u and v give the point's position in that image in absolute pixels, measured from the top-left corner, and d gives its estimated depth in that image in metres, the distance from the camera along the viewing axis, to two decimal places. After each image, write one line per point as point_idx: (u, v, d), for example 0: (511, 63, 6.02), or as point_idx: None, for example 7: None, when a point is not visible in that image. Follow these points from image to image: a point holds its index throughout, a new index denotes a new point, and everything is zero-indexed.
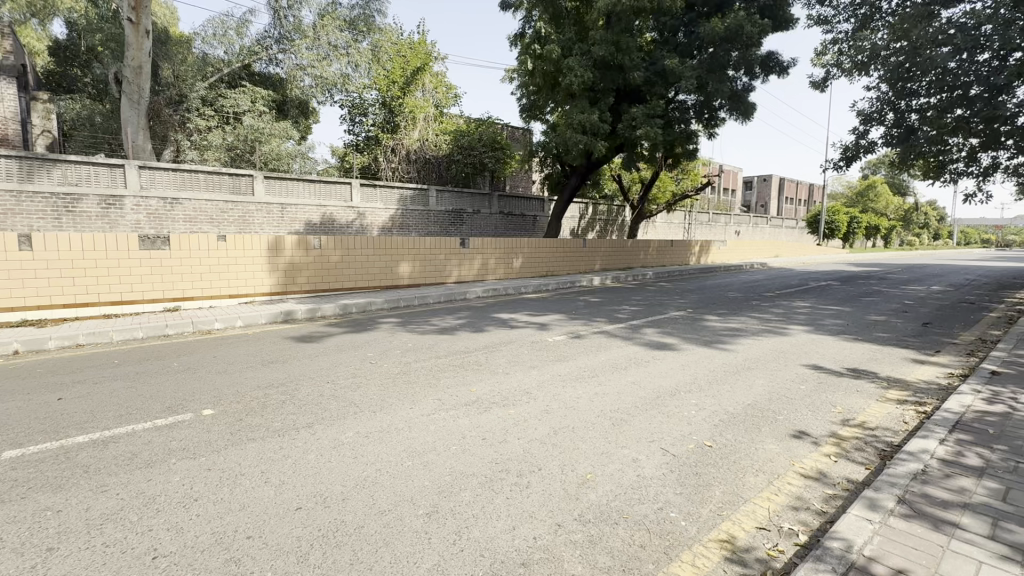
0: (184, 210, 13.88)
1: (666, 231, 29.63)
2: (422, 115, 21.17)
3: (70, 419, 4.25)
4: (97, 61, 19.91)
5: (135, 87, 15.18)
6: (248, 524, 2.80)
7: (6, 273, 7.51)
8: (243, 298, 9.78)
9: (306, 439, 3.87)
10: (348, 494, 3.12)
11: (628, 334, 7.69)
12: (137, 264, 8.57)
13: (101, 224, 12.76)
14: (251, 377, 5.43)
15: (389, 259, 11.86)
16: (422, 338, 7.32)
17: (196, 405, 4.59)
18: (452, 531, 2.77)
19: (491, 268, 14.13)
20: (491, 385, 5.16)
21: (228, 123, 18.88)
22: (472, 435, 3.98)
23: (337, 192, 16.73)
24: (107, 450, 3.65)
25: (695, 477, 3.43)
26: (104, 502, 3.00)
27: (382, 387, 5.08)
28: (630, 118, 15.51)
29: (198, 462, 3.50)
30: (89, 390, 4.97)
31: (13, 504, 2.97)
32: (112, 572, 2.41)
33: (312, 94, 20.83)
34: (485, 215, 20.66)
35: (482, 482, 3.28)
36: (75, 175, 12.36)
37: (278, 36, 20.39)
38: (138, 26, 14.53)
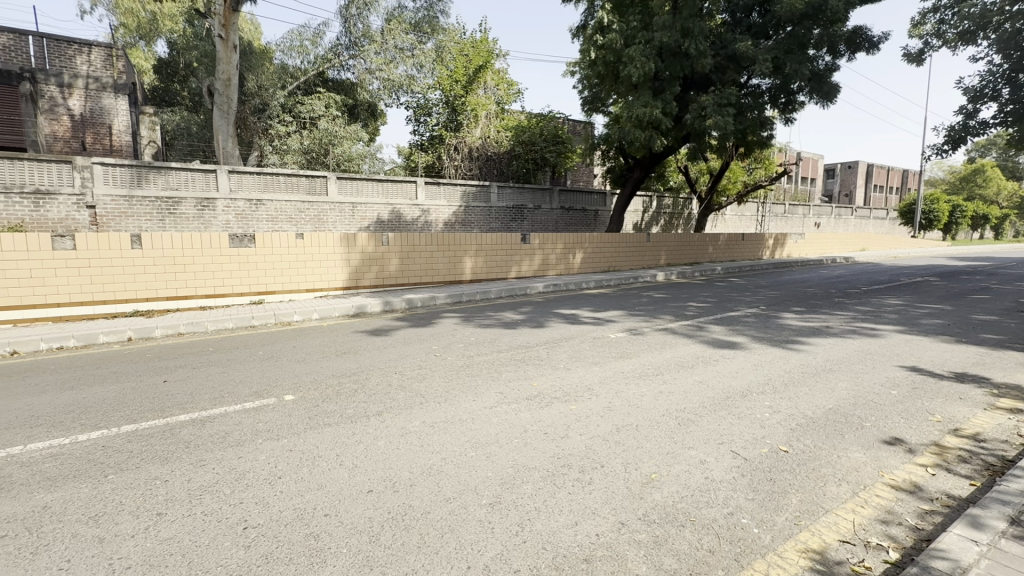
0: (267, 211, 15.00)
1: (735, 224, 28.21)
2: (484, 112, 21.51)
3: (174, 399, 4.74)
4: (193, 76, 21.97)
5: (224, 98, 16.50)
6: (325, 504, 2.99)
7: (120, 268, 8.45)
8: (319, 292, 10.44)
9: (377, 426, 4.07)
10: (415, 480, 3.25)
11: (695, 332, 7.40)
12: (228, 260, 9.37)
13: (197, 225, 14.06)
14: (325, 366, 5.80)
15: (452, 254, 12.15)
16: (484, 333, 7.44)
17: (279, 390, 4.97)
18: (515, 522, 2.81)
19: (552, 264, 14.07)
20: (553, 380, 5.17)
21: (304, 128, 20.14)
22: (535, 428, 4.01)
23: (403, 191, 17.36)
24: (205, 429, 4.04)
25: (769, 484, 3.24)
26: (202, 475, 3.32)
27: (447, 378, 5.26)
28: (699, 107, 14.82)
29: (282, 443, 3.79)
30: (188, 374, 5.53)
31: (129, 472, 3.37)
32: (210, 539, 2.66)
33: (380, 96, 21.77)
34: (546, 210, 20.61)
35: (544, 476, 3.30)
36: (177, 180, 13.72)
37: (348, 43, 21.38)
38: (227, 42, 15.99)
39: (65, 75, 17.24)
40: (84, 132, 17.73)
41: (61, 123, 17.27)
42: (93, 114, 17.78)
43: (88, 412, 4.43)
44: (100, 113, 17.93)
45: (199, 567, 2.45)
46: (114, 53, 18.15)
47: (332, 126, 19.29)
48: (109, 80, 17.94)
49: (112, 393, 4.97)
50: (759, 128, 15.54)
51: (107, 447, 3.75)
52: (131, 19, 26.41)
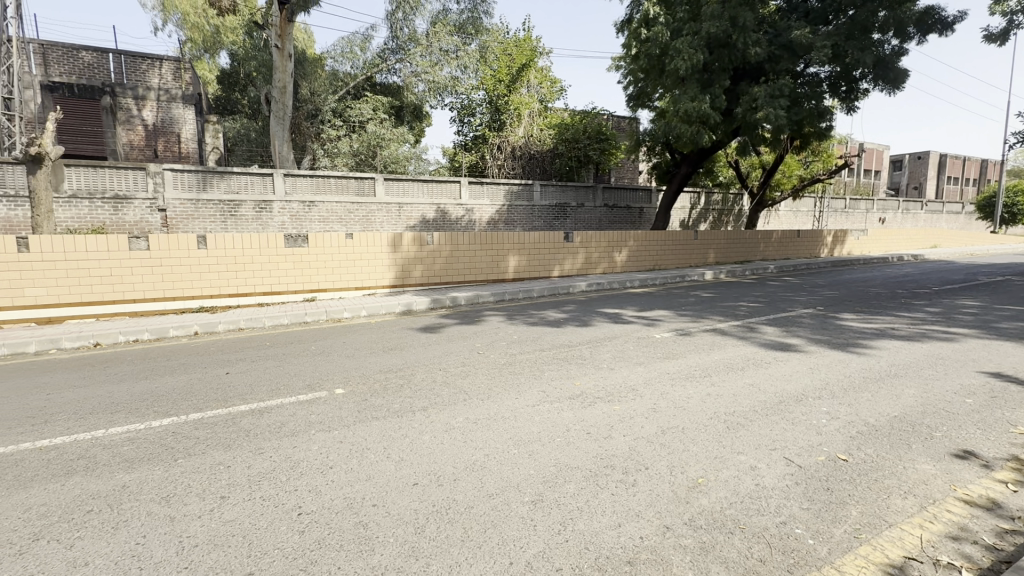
0: (319, 212, 15.65)
1: (790, 220, 26.90)
2: (528, 111, 21.50)
3: (235, 390, 5.05)
4: (252, 85, 23.18)
5: (280, 105, 17.30)
6: (373, 494, 3.10)
7: (187, 267, 9.07)
8: (367, 289, 10.78)
9: (422, 421, 4.17)
10: (459, 475, 3.31)
11: (746, 333, 7.12)
12: (283, 260, 9.85)
13: (256, 226, 14.86)
14: (374, 361, 6.00)
15: (495, 253, 12.25)
16: (526, 331, 7.46)
17: (330, 384, 5.19)
18: (557, 521, 2.81)
19: (595, 262, 13.91)
20: (596, 379, 5.13)
21: (354, 131, 20.86)
22: (577, 428, 3.99)
23: (448, 191, 17.66)
24: (264, 419, 4.28)
25: (826, 493, 3.08)
26: (260, 462, 3.52)
27: (490, 375, 5.32)
28: (751, 99, 14.24)
29: (333, 434, 3.95)
30: (248, 367, 5.87)
31: (197, 457, 3.62)
32: (268, 523, 2.82)
33: (425, 98, 22.25)
34: (589, 208, 20.38)
35: (586, 475, 3.28)
36: (238, 184, 14.53)
37: (395, 47, 21.88)
38: (283, 52, 16.75)
39: (139, 89, 18.63)
40: (156, 140, 19.06)
41: (136, 133, 18.70)
42: (165, 123, 19.12)
43: (160, 401, 4.79)
44: (170, 122, 19.21)
45: (258, 548, 2.61)
46: (182, 67, 19.41)
47: (380, 129, 19.90)
48: (178, 92, 19.23)
49: (181, 383, 5.35)
50: (817, 119, 14.74)
51: (177, 433, 4.04)
52: (198, 33, 28.22)
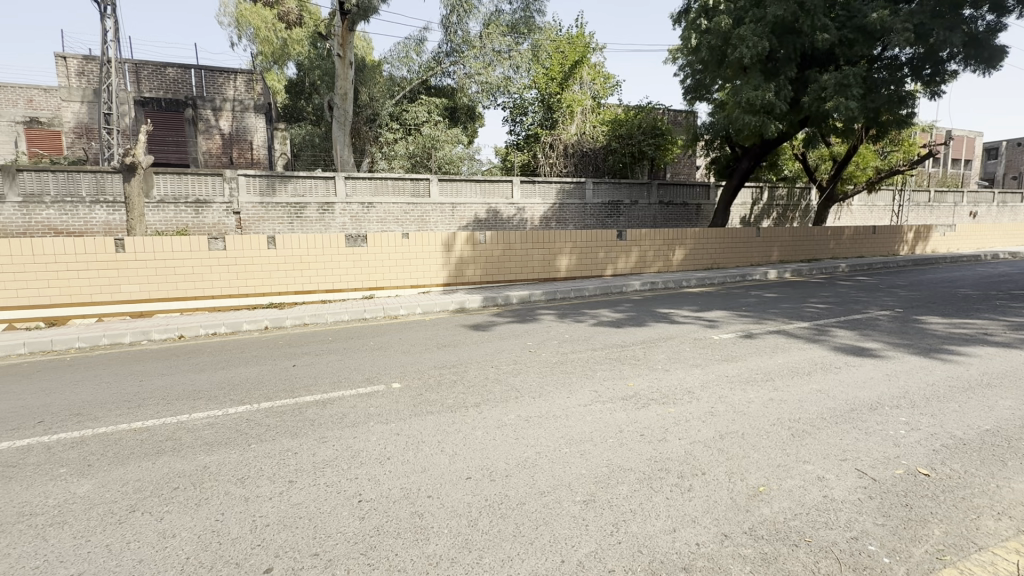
0: (377, 213, 16.27)
1: (864, 215, 25.04)
2: (580, 109, 21.32)
3: (301, 382, 5.37)
4: (316, 93, 24.40)
5: (342, 111, 18.11)
6: (428, 486, 3.20)
7: (258, 265, 9.70)
8: (422, 287, 11.08)
9: (475, 417, 4.25)
10: (511, 471, 3.35)
11: (814, 336, 6.71)
12: (344, 259, 10.32)
13: (320, 227, 15.65)
14: (428, 358, 6.18)
15: (547, 251, 12.24)
16: (578, 330, 7.41)
17: (387, 378, 5.41)
18: (610, 522, 2.79)
19: (650, 260, 13.58)
20: (650, 381, 5.02)
21: (410, 134, 21.54)
22: (630, 429, 3.92)
23: (500, 190, 17.83)
24: (328, 409, 4.53)
25: (904, 510, 2.86)
26: (324, 451, 3.72)
27: (541, 374, 5.33)
28: (819, 88, 13.40)
29: (390, 427, 4.11)
30: (312, 360, 6.21)
31: (268, 442, 3.89)
32: (331, 507, 2.98)
33: (478, 99, 22.59)
34: (643, 205, 19.93)
35: (640, 478, 3.22)
36: (303, 187, 15.37)
37: (449, 50, 22.26)
38: (344, 60, 17.55)
39: (217, 100, 20.12)
40: (231, 148, 20.48)
41: (214, 141, 20.18)
42: (238, 132, 20.50)
43: (235, 390, 5.18)
44: (244, 131, 20.52)
45: (322, 531, 2.76)
46: (254, 78, 20.74)
47: (434, 132, 20.43)
48: (250, 102, 20.54)
49: (254, 373, 5.75)
50: (896, 105, 13.63)
51: (250, 419, 4.36)
52: (268, 46, 30.08)
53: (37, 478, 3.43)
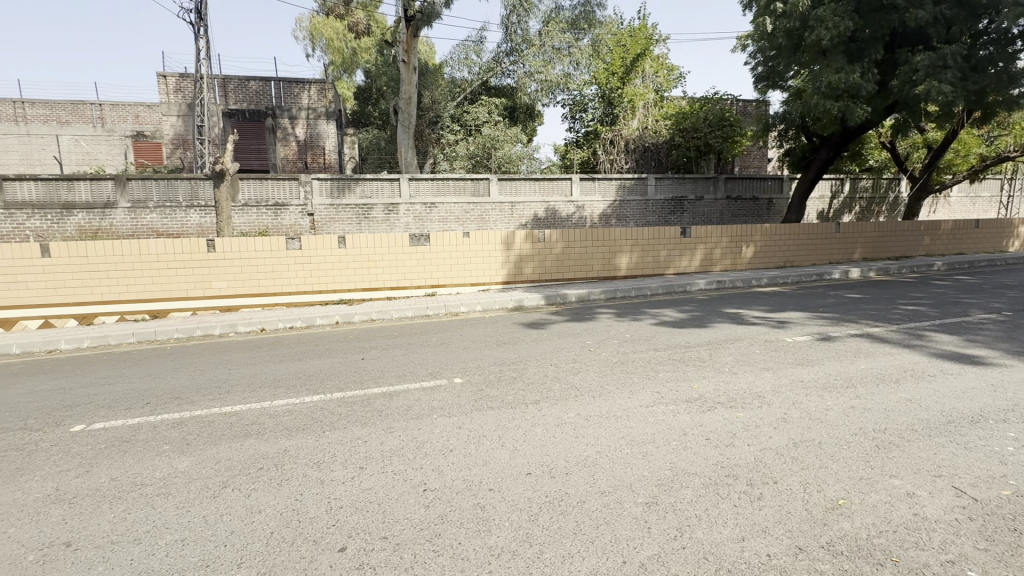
0: (439, 213, 16.73)
1: (965, 208, 22.57)
2: (642, 102, 20.75)
3: (370, 374, 5.65)
4: (382, 99, 25.44)
5: (406, 115, 18.76)
6: (490, 479, 3.27)
7: (330, 264, 10.28)
8: (482, 285, 11.30)
9: (535, 413, 4.29)
10: (571, 469, 3.35)
11: (903, 341, 6.16)
12: (409, 257, 10.72)
13: (385, 227, 16.33)
14: (488, 354, 6.29)
15: (607, 250, 12.05)
16: (639, 330, 7.24)
17: (450, 372, 5.58)
18: (673, 526, 2.72)
19: (717, 258, 13.00)
20: (717, 384, 4.83)
21: (470, 135, 21.97)
22: (695, 433, 3.79)
23: (560, 188, 17.75)
24: (394, 401, 4.75)
25: (1012, 535, 2.57)
26: (391, 440, 3.90)
27: (601, 373, 5.26)
28: (911, 70, 12.23)
29: (453, 420, 4.24)
30: (379, 355, 6.52)
31: (340, 430, 4.13)
32: (398, 494, 3.13)
33: (537, 98, 22.62)
34: (709, 201, 19.13)
35: (705, 483, 3.12)
36: (370, 189, 16.10)
37: (509, 50, 22.41)
38: (409, 65, 18.16)
39: (293, 109, 21.54)
40: (306, 154, 21.84)
41: (290, 148, 21.61)
42: (312, 138, 21.84)
43: (310, 380, 5.53)
44: (317, 137, 21.87)
45: (391, 516, 2.91)
46: (325, 87, 21.99)
47: (494, 132, 20.73)
48: (322, 109, 21.82)
49: (328, 365, 6.13)
50: (1005, 85, 12.18)
51: (325, 408, 4.65)
52: (338, 56, 31.65)
53: (146, 453, 3.86)
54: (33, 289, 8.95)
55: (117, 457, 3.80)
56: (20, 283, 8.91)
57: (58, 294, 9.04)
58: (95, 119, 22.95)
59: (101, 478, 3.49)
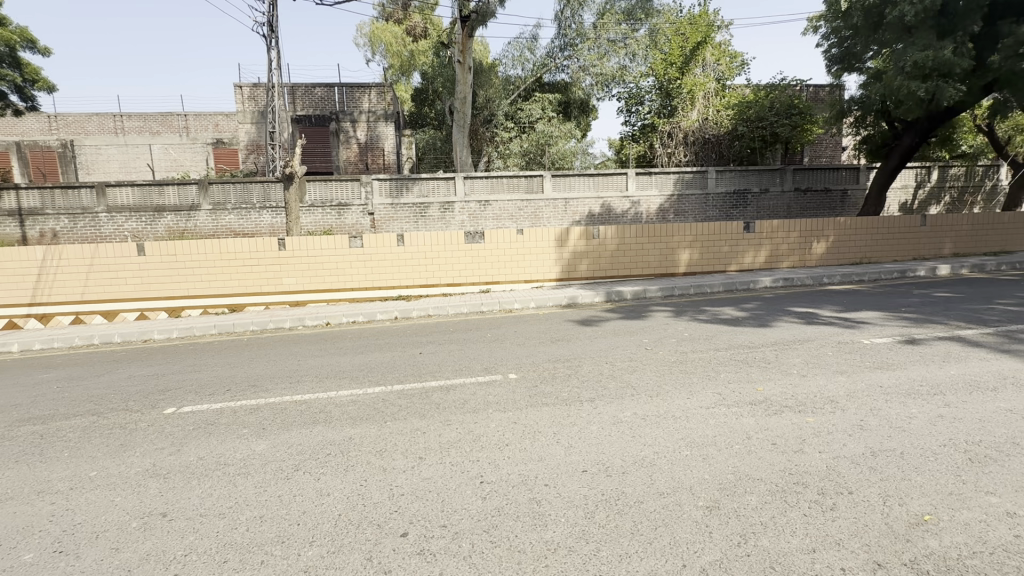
0: (493, 210, 16.92)
1: None
2: (703, 92, 19.81)
3: (428, 368, 5.83)
4: (438, 99, 26.01)
5: (462, 115, 19.06)
6: (545, 474, 3.29)
7: (389, 261, 10.67)
8: (535, 282, 11.33)
9: (590, 411, 4.25)
10: (628, 468, 3.31)
11: (1002, 345, 5.57)
12: (464, 255, 10.93)
13: (440, 224, 16.72)
14: (542, 351, 6.30)
15: (664, 246, 11.72)
16: (698, 329, 6.98)
17: (505, 368, 5.65)
18: (737, 532, 2.62)
19: (784, 254, 12.30)
20: (783, 386, 4.58)
21: (524, 132, 22.02)
22: (760, 437, 3.63)
23: (614, 183, 17.44)
24: (451, 394, 4.87)
25: None
26: (448, 432, 4.01)
27: (658, 373, 5.13)
28: (1014, 42, 11.07)
29: (507, 415, 4.30)
30: (436, 349, 6.71)
31: (400, 421, 4.30)
32: (456, 485, 3.22)
33: (592, 92, 22.34)
34: (775, 194, 18.13)
35: (772, 490, 2.98)
36: (427, 189, 16.54)
37: (563, 45, 22.22)
38: (464, 65, 18.40)
39: (355, 113, 22.49)
40: (367, 155, 22.79)
41: (352, 150, 22.61)
42: (373, 140, 22.73)
43: (371, 372, 5.78)
44: (377, 139, 22.75)
45: (449, 506, 3.00)
46: (384, 90, 22.75)
47: (548, 128, 20.73)
48: (382, 112, 22.61)
49: (388, 359, 6.38)
50: None
51: (386, 399, 4.84)
52: (397, 60, 32.69)
53: (228, 435, 4.19)
54: (131, 284, 9.91)
55: (203, 438, 4.16)
56: (120, 278, 9.88)
57: (152, 288, 9.96)
58: (181, 128, 25.03)
59: (190, 456, 3.83)
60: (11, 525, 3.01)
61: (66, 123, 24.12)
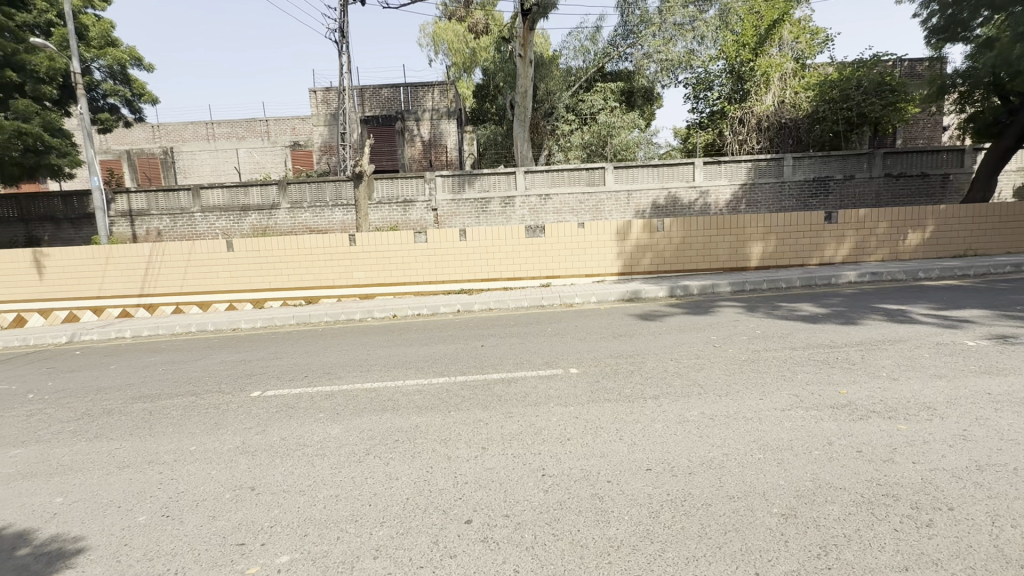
0: (553, 204, 16.83)
1: None
2: (778, 74, 18.43)
3: (490, 361, 5.93)
4: (499, 94, 26.19)
5: (522, 109, 19.02)
6: (608, 471, 3.25)
7: (452, 255, 10.93)
8: (597, 277, 11.17)
9: (654, 409, 4.14)
10: (695, 469, 3.20)
11: None
12: (525, 249, 10.98)
13: (501, 219, 16.88)
14: (604, 346, 6.20)
15: (734, 238, 11.13)
16: (773, 327, 6.58)
17: (566, 363, 5.63)
18: (816, 543, 2.46)
19: (871, 247, 11.29)
20: (871, 390, 4.22)
21: (585, 123, 21.65)
22: (843, 443, 3.37)
23: (680, 173, 16.78)
24: (512, 387, 4.93)
25: None
26: (510, 424, 4.07)
27: (728, 372, 4.90)
28: None
29: (569, 409, 4.29)
30: (498, 342, 6.81)
31: (463, 412, 4.40)
32: (518, 476, 3.26)
33: (657, 79, 21.62)
34: (862, 180, 16.67)
35: (856, 501, 2.76)
36: (488, 184, 16.74)
37: (626, 33, 21.81)
38: (525, 59, 18.31)
39: (419, 111, 23.16)
40: (430, 153, 23.45)
41: (416, 148, 23.36)
42: (436, 138, 23.33)
43: (435, 364, 5.96)
44: (440, 136, 23.34)
45: (512, 496, 3.04)
46: (447, 88, 23.24)
47: (611, 119, 20.33)
48: (444, 109, 23.15)
49: (452, 351, 6.56)
50: None
51: (449, 390, 4.99)
52: (458, 57, 33.14)
53: (306, 418, 4.49)
54: (222, 278, 10.85)
55: (285, 420, 4.50)
56: (212, 271, 10.84)
57: (238, 281, 10.84)
58: (263, 133, 26.92)
59: (273, 436, 4.15)
60: (128, 489, 3.42)
61: (166, 131, 26.65)
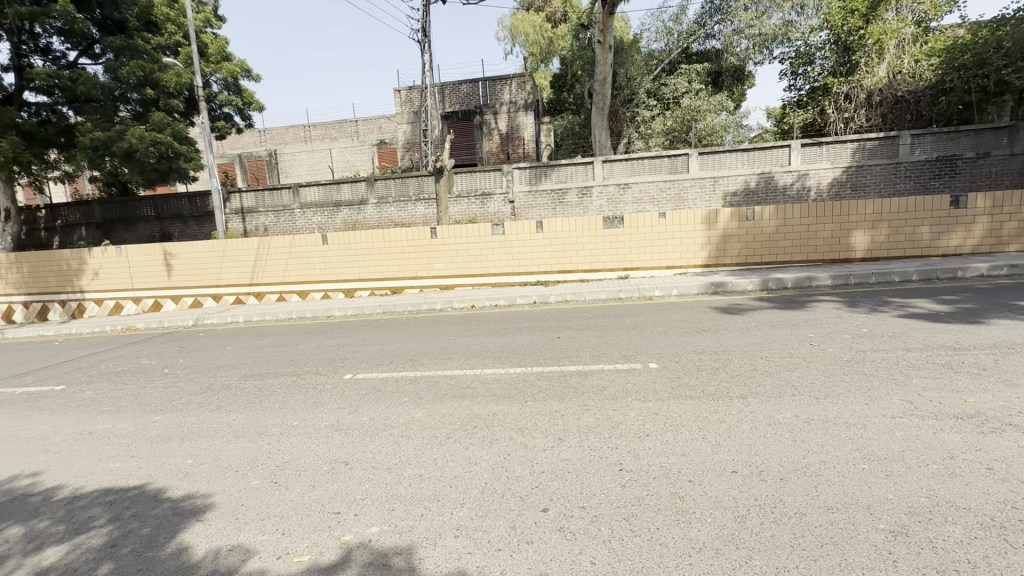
0: (632, 193, 16.34)
1: None
2: (896, 39, 16.34)
3: (566, 353, 5.94)
4: (577, 82, 25.75)
5: (601, 97, 18.60)
6: (689, 470, 3.13)
7: (529, 247, 11.00)
8: (679, 269, 10.71)
9: (741, 409, 3.91)
10: (787, 475, 2.98)
11: None
12: (602, 240, 10.78)
13: (579, 210, 16.71)
14: (686, 341, 5.95)
15: (837, 226, 10.13)
16: (883, 325, 5.92)
17: (644, 357, 5.49)
18: (932, 566, 2.21)
19: (1010, 234, 9.76)
20: (1005, 399, 3.68)
21: (668, 108, 20.71)
22: (969, 459, 2.97)
23: (774, 157, 15.53)
24: (589, 379, 4.90)
25: None
26: (587, 417, 4.05)
27: (827, 373, 4.50)
28: None
29: (648, 405, 4.17)
30: (574, 334, 6.79)
31: (539, 402, 4.45)
32: (594, 470, 3.24)
33: (748, 56, 20.21)
34: (999, 157, 14.46)
35: (985, 524, 2.43)
36: (565, 174, 16.61)
37: (713, 9, 20.52)
38: (603, 44, 17.67)
39: (497, 105, 23.46)
40: (508, 145, 23.71)
41: (494, 141, 23.72)
42: (513, 130, 23.51)
43: (512, 354, 6.07)
44: (518, 128, 23.49)
45: (588, 488, 3.04)
46: (524, 79, 23.28)
47: (695, 102, 19.29)
48: (522, 101, 23.26)
49: (528, 342, 6.65)
50: None
51: (526, 380, 5.07)
52: (536, 48, 32.97)
53: (392, 401, 4.78)
54: (318, 268, 11.79)
55: (374, 402, 4.81)
56: (310, 263, 11.80)
57: (332, 272, 11.72)
58: (353, 133, 28.67)
59: (364, 417, 4.46)
60: (244, 456, 3.87)
61: (271, 135, 29.26)
